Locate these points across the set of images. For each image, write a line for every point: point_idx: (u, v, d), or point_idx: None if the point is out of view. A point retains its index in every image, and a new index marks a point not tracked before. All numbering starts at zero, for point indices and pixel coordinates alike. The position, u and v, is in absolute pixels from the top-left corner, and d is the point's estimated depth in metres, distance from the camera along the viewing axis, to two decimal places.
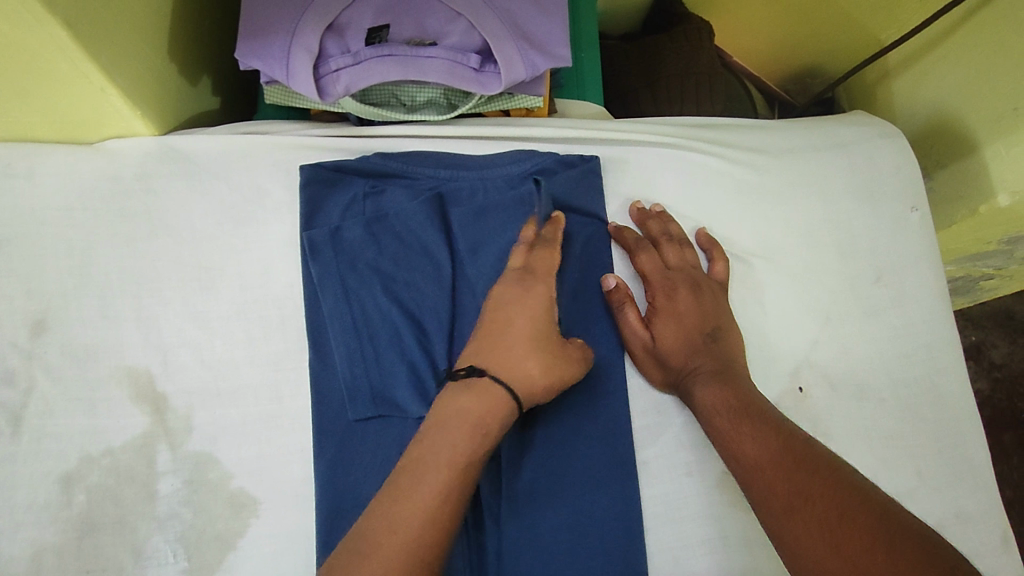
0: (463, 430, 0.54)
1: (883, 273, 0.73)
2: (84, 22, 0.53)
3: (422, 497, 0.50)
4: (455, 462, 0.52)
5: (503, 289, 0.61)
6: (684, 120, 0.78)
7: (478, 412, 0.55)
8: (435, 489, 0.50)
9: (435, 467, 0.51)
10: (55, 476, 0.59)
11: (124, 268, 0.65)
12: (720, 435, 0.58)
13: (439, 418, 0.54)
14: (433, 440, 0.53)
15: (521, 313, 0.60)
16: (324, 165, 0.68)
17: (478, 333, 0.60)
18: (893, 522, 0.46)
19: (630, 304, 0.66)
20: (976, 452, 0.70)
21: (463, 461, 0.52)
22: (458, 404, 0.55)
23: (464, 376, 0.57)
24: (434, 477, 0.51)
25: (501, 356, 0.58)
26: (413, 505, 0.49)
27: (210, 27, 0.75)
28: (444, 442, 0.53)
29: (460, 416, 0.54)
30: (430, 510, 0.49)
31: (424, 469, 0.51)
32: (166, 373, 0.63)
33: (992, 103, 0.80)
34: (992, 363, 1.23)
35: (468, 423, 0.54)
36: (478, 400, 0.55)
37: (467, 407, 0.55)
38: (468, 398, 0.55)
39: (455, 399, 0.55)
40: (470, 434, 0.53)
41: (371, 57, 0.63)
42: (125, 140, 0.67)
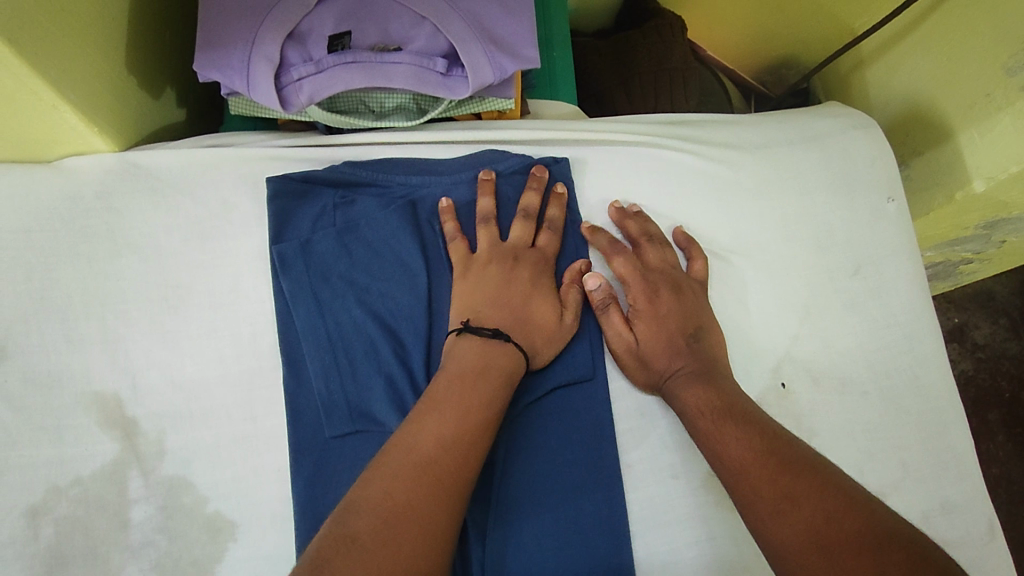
0: (494, 378, 0.55)
1: (862, 265, 0.73)
2: (27, 37, 0.51)
3: (454, 433, 0.51)
4: (486, 407, 0.53)
5: (520, 266, 0.63)
6: (657, 118, 0.77)
7: (509, 370, 0.57)
8: (465, 414, 0.52)
9: (467, 410, 0.52)
10: (21, 510, 0.57)
11: (87, 290, 0.63)
12: (703, 436, 0.57)
13: (466, 365, 0.56)
14: (464, 383, 0.54)
15: (537, 291, 0.63)
16: (291, 176, 0.66)
17: (490, 299, 0.61)
18: (880, 524, 0.45)
19: (614, 307, 0.65)
20: (959, 440, 0.70)
21: (493, 407, 0.54)
22: (496, 357, 0.57)
23: (490, 335, 0.58)
24: (466, 422, 0.52)
25: (521, 328, 0.60)
26: (445, 442, 0.50)
27: (173, 37, 0.73)
28: (477, 387, 0.54)
29: (493, 363, 0.56)
30: (463, 449, 0.50)
31: (454, 406, 0.52)
32: (135, 396, 0.61)
33: (964, 89, 0.80)
34: (975, 344, 1.24)
35: (498, 374, 0.56)
36: (505, 357, 0.57)
37: (498, 359, 0.57)
38: (496, 352, 0.57)
39: (491, 351, 0.57)
40: (500, 383, 0.55)
41: (333, 65, 0.61)
42: (84, 158, 0.65)
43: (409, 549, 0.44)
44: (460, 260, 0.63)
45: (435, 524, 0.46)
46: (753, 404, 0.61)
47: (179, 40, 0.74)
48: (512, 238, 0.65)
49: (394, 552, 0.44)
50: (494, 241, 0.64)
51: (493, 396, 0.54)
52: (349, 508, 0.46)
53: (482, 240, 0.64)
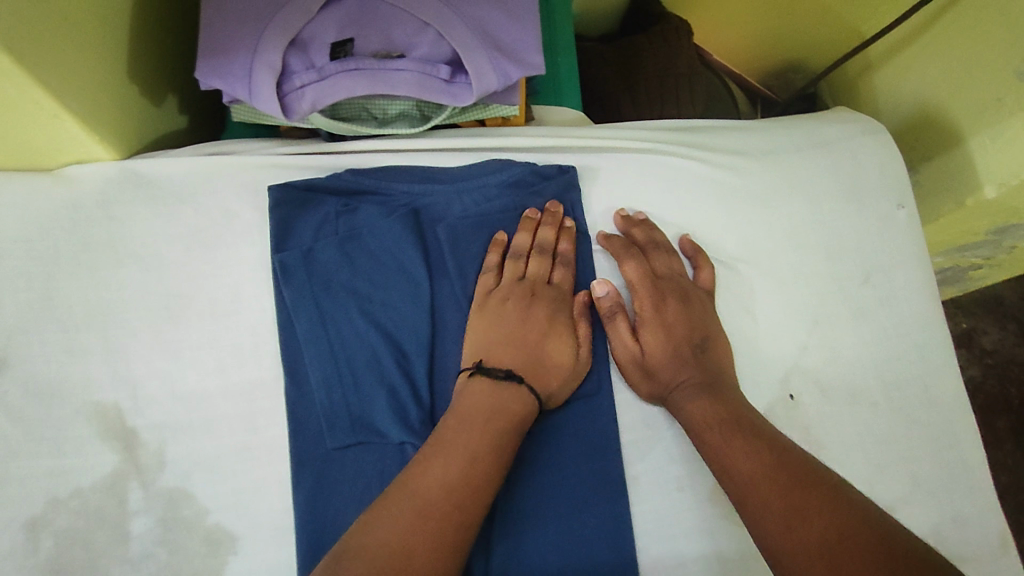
0: (504, 420, 0.54)
1: (872, 273, 0.72)
2: (27, 45, 0.50)
3: (459, 477, 0.50)
4: (495, 451, 0.52)
5: (538, 303, 0.62)
6: (662, 124, 0.77)
7: (519, 411, 0.55)
8: (471, 457, 0.51)
9: (475, 452, 0.51)
10: (20, 522, 0.57)
11: (87, 299, 0.62)
12: (710, 449, 0.56)
13: (476, 407, 0.54)
14: (472, 425, 0.53)
15: (555, 329, 0.61)
16: (294, 184, 0.66)
17: (504, 337, 0.59)
18: (893, 540, 0.44)
19: (622, 317, 0.64)
20: (970, 452, 0.69)
21: (500, 451, 0.53)
22: (506, 398, 0.55)
23: (503, 377, 0.56)
24: (472, 464, 0.51)
25: (536, 368, 0.58)
26: (450, 485, 0.49)
27: (176, 43, 0.73)
28: (485, 429, 0.53)
29: (502, 403, 0.55)
30: (467, 493, 0.49)
31: (460, 448, 0.51)
32: (136, 407, 0.60)
33: (976, 93, 0.79)
34: (983, 349, 1.22)
35: (509, 417, 0.54)
36: (516, 399, 0.56)
37: (508, 402, 0.55)
38: (507, 395, 0.55)
39: (503, 393, 0.55)
40: (509, 426, 0.54)
41: (336, 72, 0.60)
42: (86, 166, 0.64)
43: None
44: (483, 296, 0.62)
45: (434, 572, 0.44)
46: (760, 416, 0.60)
47: (182, 46, 0.74)
48: (532, 273, 0.63)
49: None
50: (515, 277, 0.63)
51: (502, 440, 0.53)
52: (347, 551, 0.45)
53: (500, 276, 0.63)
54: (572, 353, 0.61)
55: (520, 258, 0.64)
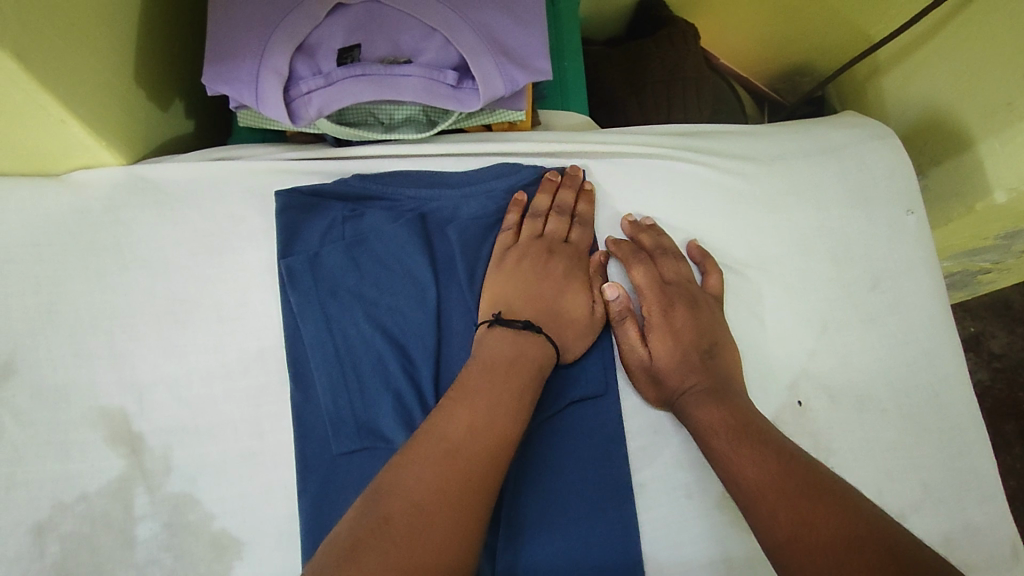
0: (525, 368, 0.55)
1: (880, 278, 0.71)
2: (35, 51, 0.50)
3: (484, 420, 0.50)
4: (519, 396, 0.53)
5: (555, 259, 0.64)
6: (669, 129, 0.76)
7: (539, 359, 0.57)
8: (495, 401, 0.52)
9: (499, 398, 0.52)
10: (26, 527, 0.57)
11: (94, 304, 0.62)
12: (717, 456, 0.56)
13: (498, 356, 0.55)
14: (494, 372, 0.53)
15: (570, 286, 0.63)
16: (300, 189, 0.66)
17: (522, 290, 0.61)
18: (904, 551, 0.44)
19: (631, 321, 0.64)
20: (980, 459, 0.68)
21: (523, 395, 0.53)
22: (525, 346, 0.57)
23: (521, 327, 0.57)
24: (497, 407, 0.51)
25: (552, 321, 0.60)
26: (477, 427, 0.50)
27: (182, 48, 0.73)
28: (509, 376, 0.53)
29: (522, 352, 0.56)
30: (495, 435, 0.50)
31: (484, 392, 0.52)
32: (142, 412, 0.60)
33: (985, 97, 0.78)
34: (991, 354, 1.21)
35: (530, 365, 0.55)
36: (534, 348, 0.57)
37: (528, 350, 0.56)
38: (527, 344, 0.57)
39: (521, 341, 0.57)
40: (531, 373, 0.55)
41: (343, 78, 0.60)
42: (92, 171, 0.65)
43: (440, 534, 0.43)
44: (502, 251, 0.64)
45: (466, 509, 0.45)
46: (768, 422, 0.59)
47: (188, 51, 0.74)
48: (550, 231, 0.65)
49: (425, 536, 0.43)
50: (533, 234, 0.65)
51: (524, 387, 0.54)
52: (379, 494, 0.45)
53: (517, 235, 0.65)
54: (586, 309, 0.63)
55: (538, 218, 0.66)
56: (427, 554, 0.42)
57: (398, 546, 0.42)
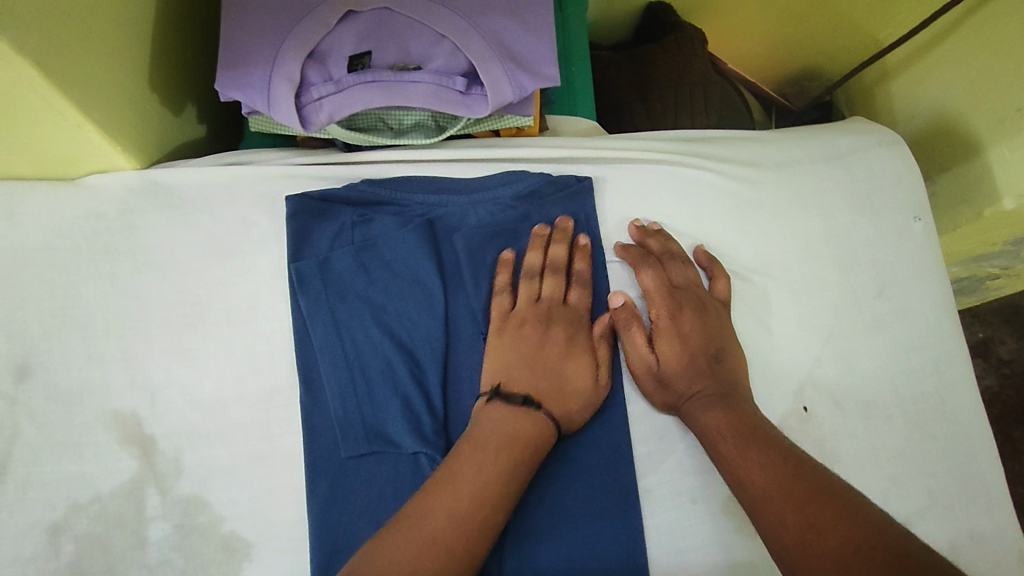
0: (517, 448, 0.54)
1: (888, 285, 0.71)
2: (53, 58, 0.51)
3: (467, 511, 0.49)
4: (505, 482, 0.52)
5: (555, 325, 0.61)
6: (676, 135, 0.77)
7: (536, 441, 0.55)
8: (481, 490, 0.51)
9: (484, 483, 0.51)
10: (42, 527, 0.58)
11: (108, 307, 0.63)
12: (725, 460, 0.56)
13: (488, 436, 0.54)
14: (485, 458, 0.52)
15: (573, 353, 0.61)
16: (310, 195, 0.66)
17: (522, 362, 0.59)
18: (912, 554, 0.43)
19: (636, 323, 0.63)
20: (987, 466, 0.68)
21: (511, 484, 0.52)
22: (523, 428, 0.55)
23: (520, 403, 0.56)
24: (481, 497, 0.50)
25: (555, 394, 0.58)
26: (457, 518, 0.49)
27: (195, 53, 0.74)
28: (496, 460, 0.52)
29: (518, 435, 0.54)
30: (474, 527, 0.49)
31: (470, 480, 0.51)
32: (154, 414, 0.61)
33: (995, 102, 0.78)
34: (1000, 359, 1.21)
35: (521, 444, 0.54)
36: (534, 427, 0.55)
37: (521, 430, 0.55)
38: (522, 421, 0.55)
39: (520, 423, 0.55)
40: (522, 454, 0.54)
41: (353, 84, 0.61)
42: (106, 175, 0.65)
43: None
44: (500, 320, 0.62)
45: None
46: (774, 427, 0.59)
47: (200, 57, 0.75)
48: (548, 292, 0.63)
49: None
50: (530, 299, 0.63)
51: (511, 471, 0.52)
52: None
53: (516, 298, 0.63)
54: (591, 378, 0.60)
55: (532, 280, 0.64)
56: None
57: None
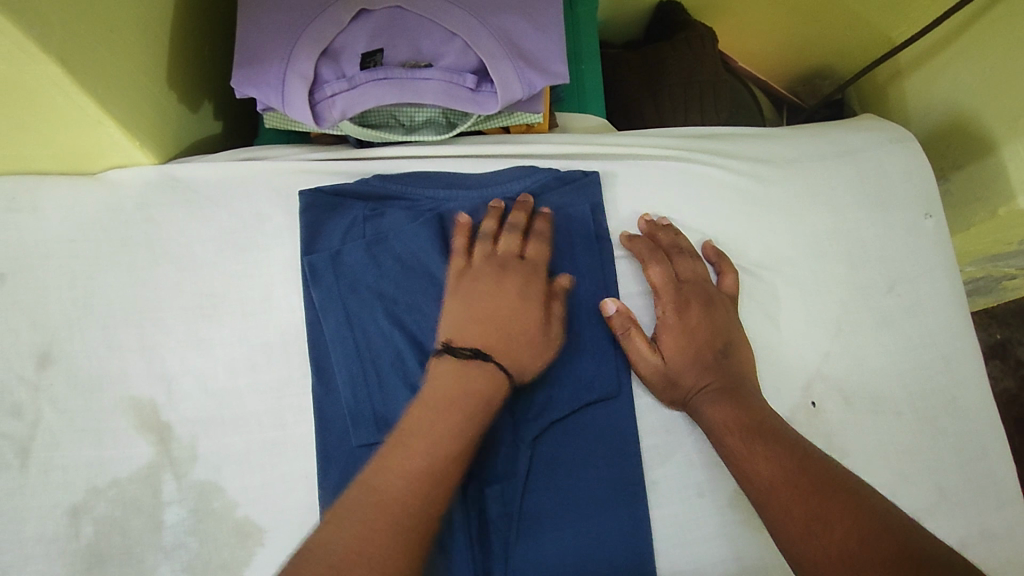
0: (467, 405, 0.53)
1: (897, 282, 0.71)
2: (78, 57, 0.53)
3: (417, 469, 0.49)
4: (455, 441, 0.51)
5: (505, 279, 0.60)
6: (685, 131, 0.77)
7: (485, 394, 0.54)
8: (431, 447, 0.51)
9: (433, 443, 0.51)
10: (63, 508, 0.60)
11: (127, 298, 0.65)
12: (731, 455, 0.56)
13: (437, 394, 0.53)
14: (435, 415, 0.52)
15: (524, 306, 0.59)
16: (323, 189, 0.68)
17: (475, 314, 0.58)
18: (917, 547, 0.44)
19: (633, 326, 0.63)
20: (998, 465, 0.68)
21: (462, 438, 0.52)
22: (470, 382, 0.54)
23: (469, 356, 0.55)
24: (432, 453, 0.50)
25: (504, 345, 0.57)
26: (407, 476, 0.49)
27: (212, 51, 0.75)
28: (447, 419, 0.52)
29: (468, 391, 0.54)
30: (425, 485, 0.49)
31: (420, 438, 0.51)
32: (170, 402, 0.63)
33: (1011, 101, 0.77)
34: (1019, 361, 1.19)
35: (472, 400, 0.54)
36: (484, 379, 0.55)
37: (472, 384, 0.54)
38: (472, 376, 0.54)
39: (467, 375, 0.54)
40: (472, 412, 0.53)
41: (365, 81, 0.63)
42: (125, 170, 0.67)
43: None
44: (453, 279, 0.61)
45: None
46: (781, 419, 0.60)
47: (217, 55, 0.76)
48: (503, 248, 0.63)
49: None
50: (487, 255, 0.62)
51: (461, 433, 0.52)
52: (303, 557, 0.45)
53: (473, 254, 0.63)
54: (541, 332, 0.60)
55: (488, 239, 0.63)
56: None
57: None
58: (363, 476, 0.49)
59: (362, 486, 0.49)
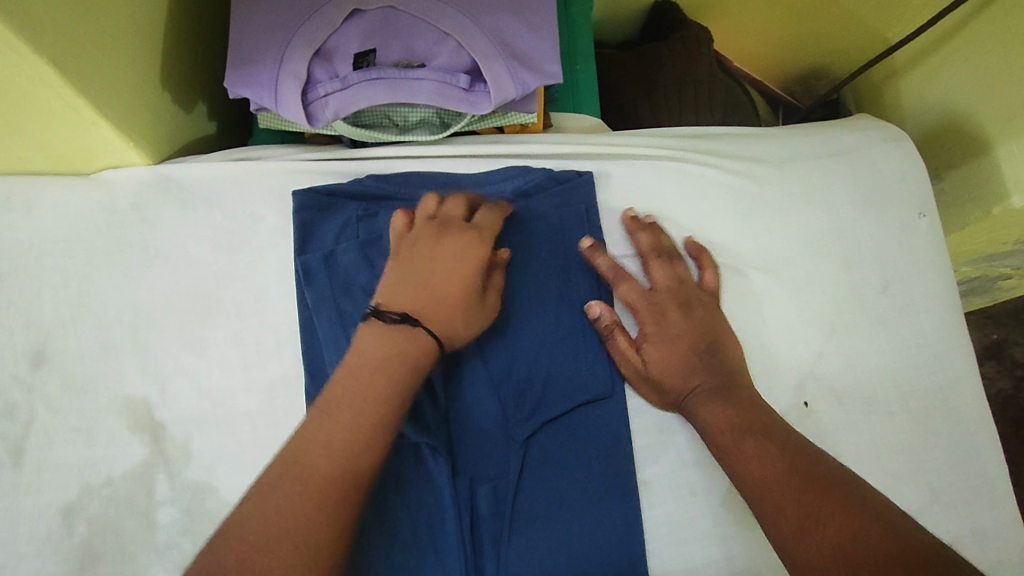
0: (396, 369, 0.51)
1: (890, 282, 0.71)
2: (71, 58, 0.53)
3: (345, 439, 0.47)
4: (386, 407, 0.49)
5: (444, 240, 0.58)
6: (679, 131, 0.77)
7: (413, 360, 0.52)
8: (360, 415, 0.48)
9: (361, 410, 0.49)
10: (56, 507, 0.60)
11: (120, 298, 0.65)
12: (724, 455, 0.56)
13: (368, 356, 0.51)
14: (364, 379, 0.50)
15: (459, 269, 0.57)
16: (316, 189, 0.68)
17: (409, 278, 0.56)
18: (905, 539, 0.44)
19: (619, 332, 0.64)
20: (990, 464, 0.68)
21: (393, 403, 0.50)
22: (396, 348, 0.52)
23: (398, 321, 0.53)
24: (359, 421, 0.48)
25: (435, 310, 0.54)
26: (335, 446, 0.47)
27: (206, 51, 0.75)
28: (376, 385, 0.50)
29: (396, 357, 0.51)
30: (353, 455, 0.47)
31: (348, 407, 0.49)
32: (164, 402, 0.63)
33: (1005, 101, 0.77)
34: (1014, 361, 1.19)
35: (399, 363, 0.51)
36: (412, 343, 0.52)
37: (400, 349, 0.52)
38: (401, 341, 0.52)
39: (393, 341, 0.52)
40: (401, 376, 0.51)
41: (358, 81, 0.63)
42: (119, 171, 0.67)
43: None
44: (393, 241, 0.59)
45: (306, 550, 0.43)
46: (776, 415, 0.59)
47: (211, 55, 0.76)
48: (443, 213, 0.60)
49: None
50: (429, 216, 0.60)
51: (393, 399, 0.50)
52: (221, 538, 0.43)
53: (416, 214, 0.61)
54: (475, 298, 0.57)
55: (433, 199, 0.61)
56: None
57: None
58: (286, 448, 0.47)
59: (284, 459, 0.46)
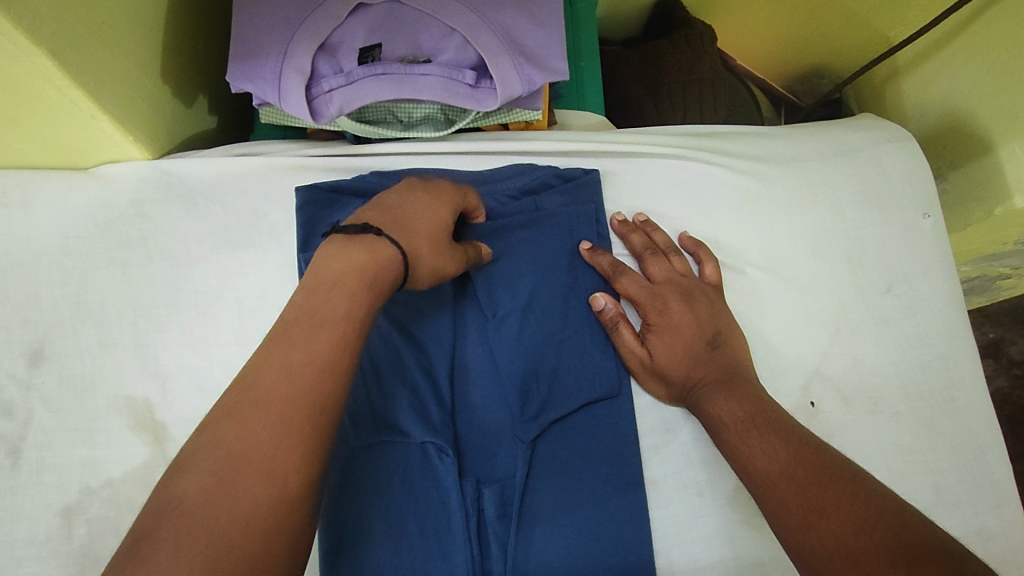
0: (355, 288, 0.48)
1: (895, 282, 0.71)
2: (69, 49, 0.52)
3: (303, 358, 0.43)
4: (340, 322, 0.46)
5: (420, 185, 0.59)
6: (685, 129, 0.77)
7: (376, 268, 0.49)
8: (317, 335, 0.45)
9: (318, 328, 0.45)
10: (55, 509, 0.59)
11: (119, 295, 0.64)
12: (730, 447, 0.56)
13: (322, 277, 0.48)
14: (319, 301, 0.46)
15: (425, 202, 0.56)
16: (319, 185, 0.66)
17: (376, 208, 0.55)
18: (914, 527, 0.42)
19: (625, 324, 0.63)
20: (994, 463, 0.68)
21: (351, 319, 0.47)
22: (355, 256, 0.49)
23: (359, 231, 0.51)
24: (316, 337, 0.45)
25: (402, 229, 0.53)
26: (294, 368, 0.43)
27: (207, 44, 0.74)
28: (333, 303, 0.46)
29: (348, 271, 0.48)
30: (314, 373, 0.43)
31: (304, 327, 0.45)
32: (165, 401, 0.62)
33: (1007, 101, 0.77)
34: (1011, 360, 1.20)
35: (359, 277, 0.48)
36: (371, 252, 0.50)
37: (354, 258, 0.49)
38: (360, 251, 0.49)
39: (349, 251, 0.50)
40: (357, 293, 0.48)
41: (363, 76, 0.62)
42: (119, 165, 0.66)
43: (251, 498, 0.38)
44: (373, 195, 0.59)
45: (274, 474, 0.39)
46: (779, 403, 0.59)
47: (212, 48, 0.75)
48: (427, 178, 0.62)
49: (230, 505, 0.38)
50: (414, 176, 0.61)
51: (353, 316, 0.47)
52: (179, 469, 0.39)
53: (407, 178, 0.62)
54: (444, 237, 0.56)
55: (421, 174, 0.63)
56: (239, 521, 0.37)
57: (207, 518, 0.37)
58: (242, 375, 0.43)
59: (240, 386, 0.42)
